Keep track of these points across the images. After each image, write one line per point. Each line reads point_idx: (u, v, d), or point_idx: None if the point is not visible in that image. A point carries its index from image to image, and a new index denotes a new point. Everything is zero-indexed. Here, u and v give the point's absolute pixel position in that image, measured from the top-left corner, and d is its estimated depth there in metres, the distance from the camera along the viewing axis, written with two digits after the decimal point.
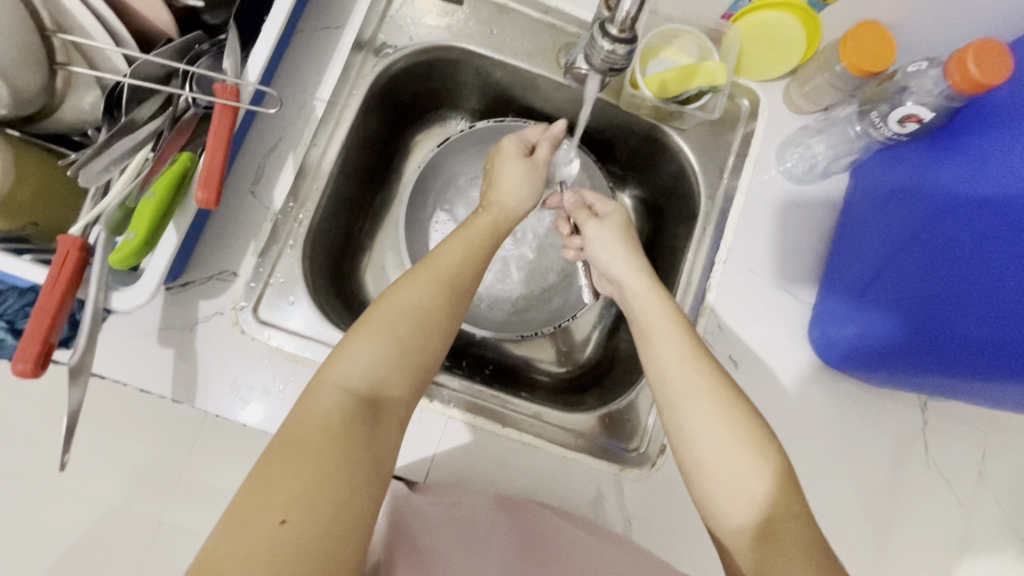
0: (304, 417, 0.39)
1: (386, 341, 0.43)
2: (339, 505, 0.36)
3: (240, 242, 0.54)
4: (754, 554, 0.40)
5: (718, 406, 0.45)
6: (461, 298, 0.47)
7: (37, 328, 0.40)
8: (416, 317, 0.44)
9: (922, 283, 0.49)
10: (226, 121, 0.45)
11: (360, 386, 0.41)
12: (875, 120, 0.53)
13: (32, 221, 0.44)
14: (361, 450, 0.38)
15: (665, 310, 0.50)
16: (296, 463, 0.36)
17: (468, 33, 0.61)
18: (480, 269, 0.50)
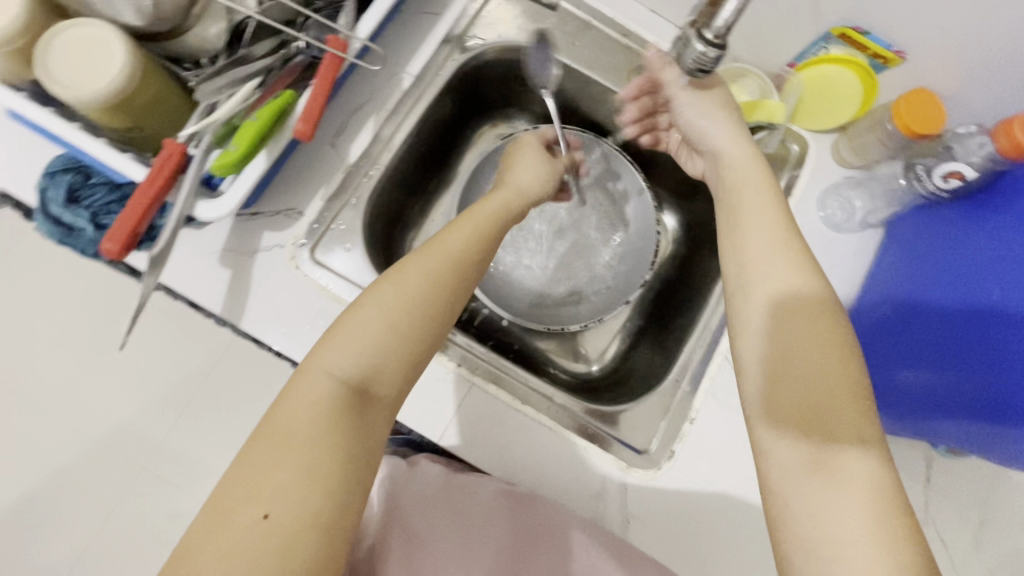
0: (292, 402, 0.40)
1: (377, 330, 0.43)
2: (327, 492, 0.37)
3: (312, 186, 0.58)
4: (869, 514, 0.38)
5: (812, 308, 0.44)
6: (460, 286, 0.48)
7: (131, 214, 0.43)
8: (414, 304, 0.45)
9: (945, 347, 0.51)
10: (332, 72, 0.49)
11: (349, 374, 0.42)
12: (920, 173, 0.57)
13: (139, 125, 0.49)
14: (346, 435, 0.40)
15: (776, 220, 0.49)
16: (287, 450, 0.38)
17: (550, 41, 0.66)
18: (484, 254, 0.51)
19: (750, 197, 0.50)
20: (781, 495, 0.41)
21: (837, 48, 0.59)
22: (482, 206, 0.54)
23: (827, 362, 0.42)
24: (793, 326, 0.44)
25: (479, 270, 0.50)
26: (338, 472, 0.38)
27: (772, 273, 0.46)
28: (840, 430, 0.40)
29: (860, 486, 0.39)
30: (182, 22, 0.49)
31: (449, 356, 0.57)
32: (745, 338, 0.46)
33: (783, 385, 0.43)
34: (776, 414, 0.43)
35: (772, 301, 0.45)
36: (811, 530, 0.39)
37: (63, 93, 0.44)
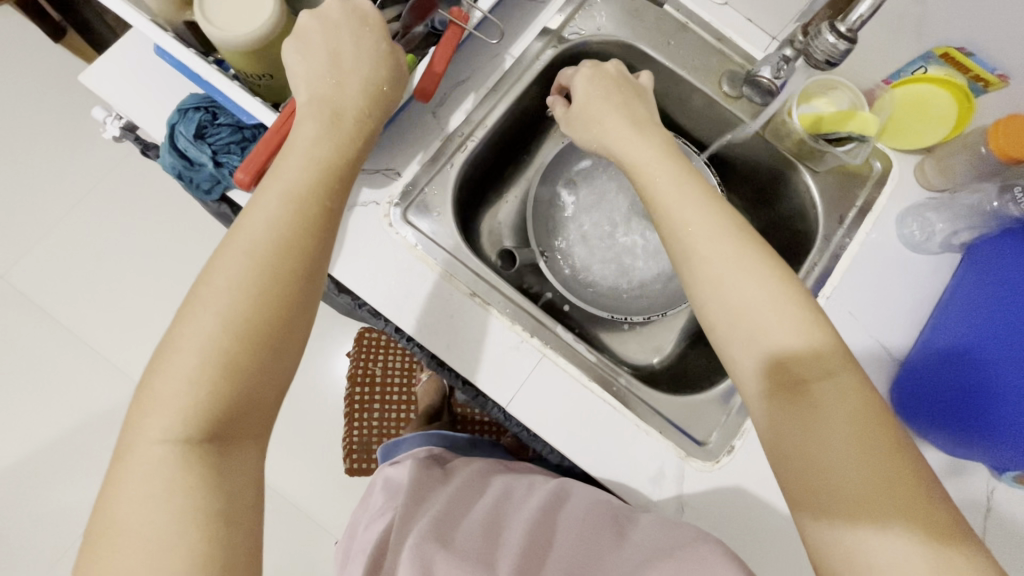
0: (130, 482, 0.38)
1: (188, 382, 0.39)
2: (204, 536, 0.37)
3: (412, 150, 0.61)
4: (872, 488, 0.38)
5: (766, 288, 0.44)
6: (299, 260, 0.43)
7: (263, 151, 0.48)
8: (236, 332, 0.40)
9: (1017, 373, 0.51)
10: (454, 40, 0.53)
11: (178, 432, 0.38)
12: (1019, 194, 0.56)
13: (270, 73, 0.52)
14: (211, 483, 0.38)
15: (707, 203, 0.48)
16: (139, 528, 0.36)
17: (647, 38, 0.69)
18: (320, 217, 0.45)
19: (697, 224, 0.47)
20: (801, 508, 0.41)
21: (936, 69, 0.60)
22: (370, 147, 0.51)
23: (804, 345, 0.42)
24: (750, 309, 0.44)
25: (309, 230, 0.44)
26: (208, 517, 0.37)
27: (737, 292, 0.45)
28: (829, 406, 0.41)
29: (861, 471, 0.38)
30: None
31: (523, 325, 0.59)
32: (731, 351, 0.45)
33: (786, 415, 0.42)
34: (793, 449, 0.41)
35: (775, 333, 0.43)
36: (837, 538, 0.38)
37: (213, 31, 0.47)
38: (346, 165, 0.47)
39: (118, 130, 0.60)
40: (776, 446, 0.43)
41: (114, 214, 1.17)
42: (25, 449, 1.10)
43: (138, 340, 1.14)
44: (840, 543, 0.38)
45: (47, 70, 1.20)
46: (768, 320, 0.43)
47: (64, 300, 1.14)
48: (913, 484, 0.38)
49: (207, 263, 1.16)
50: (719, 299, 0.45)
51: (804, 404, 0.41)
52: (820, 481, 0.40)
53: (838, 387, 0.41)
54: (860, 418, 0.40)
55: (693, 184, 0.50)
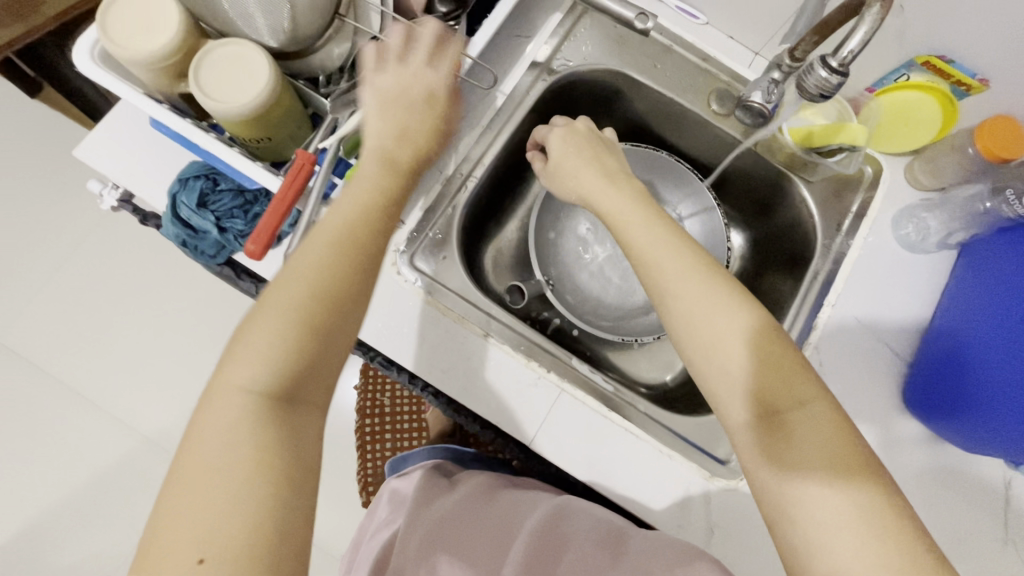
0: (210, 423, 0.40)
1: (265, 344, 0.41)
2: (268, 495, 0.38)
3: (413, 196, 0.61)
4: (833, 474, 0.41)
5: (735, 313, 0.46)
6: (371, 241, 0.45)
7: (271, 219, 0.47)
8: (319, 298, 0.42)
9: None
10: (452, 89, 0.55)
11: (263, 382, 0.41)
12: (1012, 197, 0.59)
13: (268, 136, 0.52)
14: (278, 439, 0.40)
15: (675, 241, 0.50)
16: (205, 475, 0.38)
17: (633, 63, 0.69)
18: (387, 214, 0.47)
19: (671, 270, 0.48)
20: (768, 495, 0.43)
21: (918, 76, 0.61)
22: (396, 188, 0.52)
23: (772, 357, 0.45)
24: (720, 330, 0.46)
25: (386, 222, 0.46)
26: (270, 472, 0.39)
27: (713, 327, 0.46)
28: (790, 405, 0.43)
29: (820, 459, 0.41)
30: (313, 43, 0.52)
31: (540, 362, 0.60)
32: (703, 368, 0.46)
33: (761, 447, 0.43)
34: (768, 479, 0.43)
35: (747, 375, 0.44)
36: (801, 523, 0.40)
37: (212, 108, 0.47)
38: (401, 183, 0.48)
39: (116, 200, 0.59)
40: (753, 476, 0.44)
41: (107, 269, 1.16)
42: (36, 515, 1.08)
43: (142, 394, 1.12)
44: (803, 530, 0.40)
45: (25, 130, 1.18)
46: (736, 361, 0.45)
47: (63, 360, 1.13)
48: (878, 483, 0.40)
49: (206, 311, 1.15)
50: (689, 335, 0.47)
51: (779, 435, 0.43)
52: (787, 468, 0.42)
53: (808, 393, 0.44)
54: (822, 420, 0.42)
55: (660, 230, 0.51)
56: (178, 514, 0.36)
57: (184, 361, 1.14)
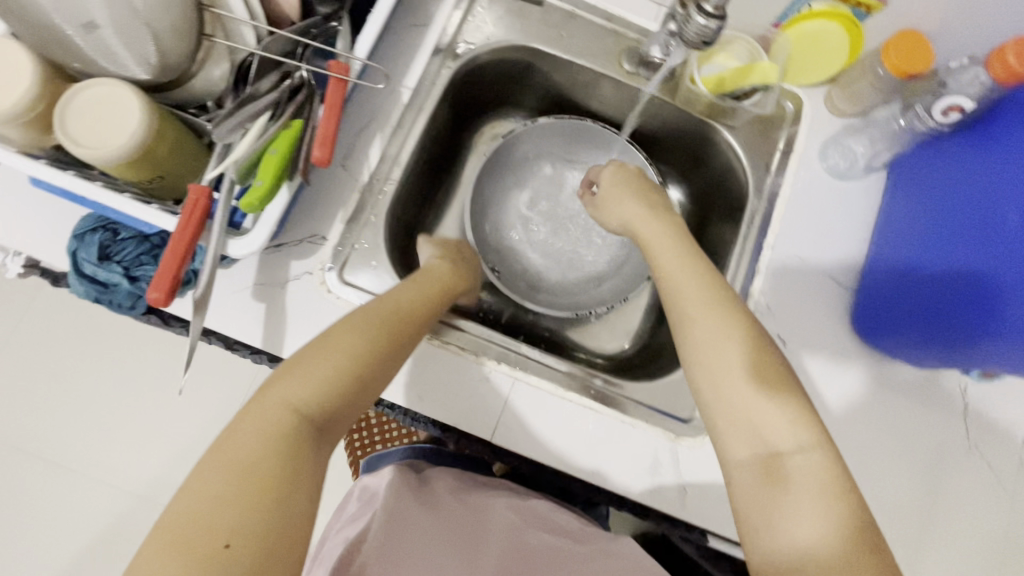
0: (239, 431, 0.40)
1: (315, 379, 0.44)
2: (282, 501, 0.38)
3: (332, 210, 0.59)
4: (814, 510, 0.42)
5: (727, 330, 0.48)
6: (409, 330, 0.51)
7: (169, 264, 0.44)
8: (373, 354, 0.47)
9: (976, 266, 0.52)
10: (340, 94, 0.51)
11: (308, 403, 0.43)
12: (920, 112, 0.58)
13: (160, 174, 0.49)
14: (310, 458, 0.40)
15: (687, 257, 0.53)
16: (237, 475, 0.37)
17: (538, 35, 0.67)
18: (430, 313, 0.54)
19: (683, 286, 0.51)
20: (746, 513, 0.44)
21: (819, 4, 0.61)
22: (428, 275, 0.57)
23: (761, 382, 0.46)
24: (717, 345, 0.48)
25: (427, 322, 0.53)
26: (292, 480, 0.39)
27: (710, 344, 0.48)
28: (771, 437, 0.45)
29: (803, 480, 0.43)
30: (188, 67, 0.49)
31: (489, 356, 0.59)
32: (704, 386, 0.48)
33: (755, 482, 0.44)
34: (758, 516, 0.43)
35: (746, 402, 0.46)
36: (773, 548, 0.42)
37: (85, 154, 0.45)
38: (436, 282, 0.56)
39: (21, 267, 0.55)
40: (744, 514, 0.44)
41: None
42: None
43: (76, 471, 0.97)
44: (778, 552, 0.42)
45: None
46: (765, 413, 0.45)
47: None
48: (852, 516, 0.41)
49: None
50: (699, 346, 0.49)
51: (779, 479, 0.43)
52: (773, 498, 0.43)
53: (790, 425, 0.45)
54: (795, 451, 0.44)
55: (689, 270, 0.52)
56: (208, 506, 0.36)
57: (120, 426, 0.99)
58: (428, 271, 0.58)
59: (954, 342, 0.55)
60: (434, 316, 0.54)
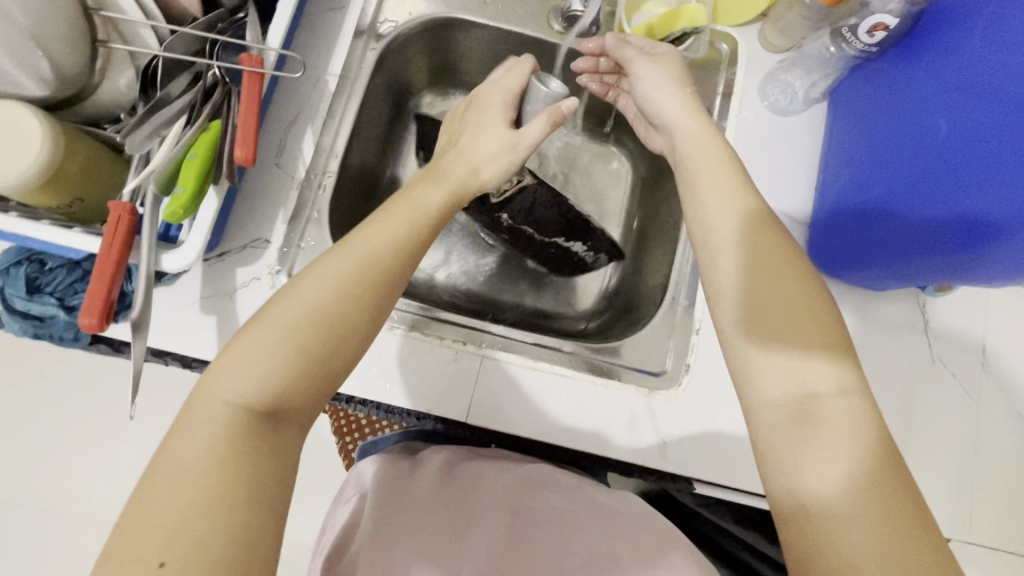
0: (184, 434, 0.37)
1: (264, 356, 0.40)
2: (237, 507, 0.35)
3: (271, 211, 0.57)
4: (851, 448, 0.39)
5: (762, 257, 0.46)
6: (381, 287, 0.44)
7: (98, 287, 0.42)
8: (331, 318, 0.42)
9: (915, 179, 0.51)
10: (256, 89, 0.48)
11: (250, 395, 0.39)
12: (846, 35, 0.57)
13: (79, 196, 0.47)
14: (261, 453, 0.38)
15: (720, 174, 0.49)
16: (178, 484, 0.35)
17: (462, 4, 0.65)
18: (412, 259, 0.47)
19: (715, 209, 0.48)
20: (773, 450, 0.41)
21: None
22: (408, 196, 0.50)
23: (801, 315, 0.43)
24: (764, 271, 0.45)
25: (406, 272, 0.46)
26: (243, 486, 0.36)
27: (748, 273, 0.45)
28: (809, 376, 0.42)
29: (839, 421, 0.40)
30: (89, 79, 0.47)
31: (453, 337, 0.59)
32: (728, 316, 0.46)
33: (784, 429, 0.41)
34: (783, 459, 0.41)
35: (780, 337, 0.43)
36: (803, 484, 0.39)
37: None
38: (415, 213, 0.49)
39: None
40: (771, 454, 0.41)
41: None
42: None
43: (58, 517, 0.94)
44: (800, 488, 0.39)
45: None
46: (813, 370, 0.42)
47: None
48: (887, 458, 0.39)
49: None
50: (733, 281, 0.46)
51: (813, 429, 0.40)
52: (806, 434, 0.40)
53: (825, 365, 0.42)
54: (830, 393, 0.41)
55: (741, 200, 0.48)
56: (156, 508, 0.34)
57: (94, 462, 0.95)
58: (412, 195, 0.51)
59: (904, 257, 0.54)
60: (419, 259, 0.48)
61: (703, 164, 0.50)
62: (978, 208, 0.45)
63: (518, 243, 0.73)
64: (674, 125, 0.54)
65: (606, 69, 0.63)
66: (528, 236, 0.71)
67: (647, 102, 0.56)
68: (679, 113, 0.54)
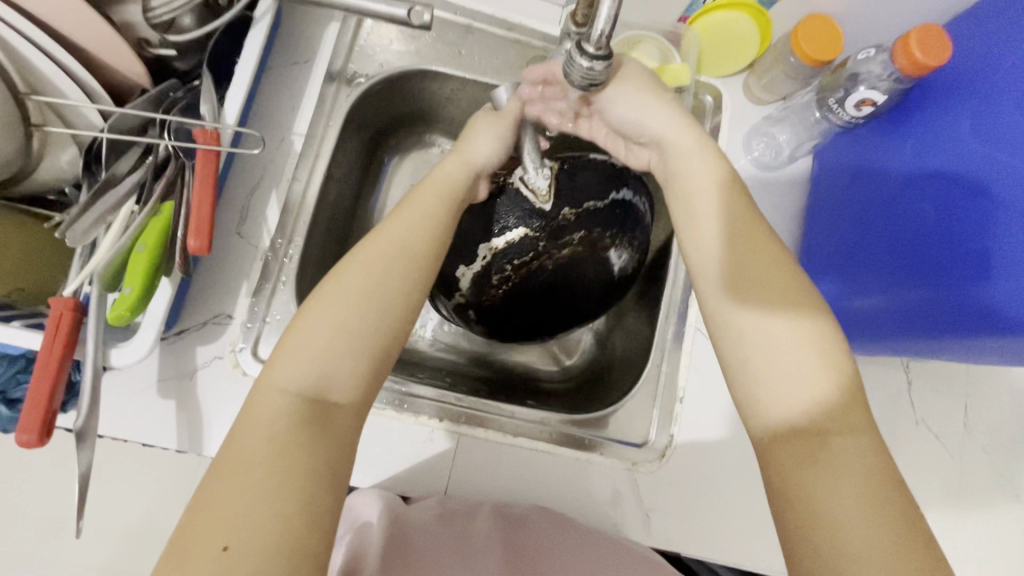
0: (250, 421, 0.39)
1: (316, 342, 0.41)
2: (305, 485, 0.36)
3: (233, 283, 0.54)
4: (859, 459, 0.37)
5: (772, 245, 0.45)
6: (415, 262, 0.46)
7: (38, 396, 0.39)
8: (373, 301, 0.43)
9: (896, 255, 0.50)
10: (211, 166, 0.45)
11: (305, 387, 0.40)
12: (833, 106, 0.56)
13: (18, 285, 0.44)
14: (321, 439, 0.39)
15: (721, 195, 0.47)
16: (242, 474, 0.36)
17: (436, 55, 0.62)
18: (445, 233, 0.49)
19: (719, 223, 0.46)
20: (775, 472, 0.39)
21: None
22: (429, 179, 0.51)
23: (800, 328, 0.41)
24: (771, 283, 0.43)
25: (439, 245, 0.48)
26: (305, 466, 0.37)
27: (754, 269, 0.44)
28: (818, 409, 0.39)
29: (846, 451, 0.38)
30: (26, 160, 0.43)
31: (427, 415, 0.56)
32: (726, 317, 0.44)
33: (791, 457, 0.39)
34: (794, 483, 0.38)
35: (797, 350, 0.41)
36: (809, 505, 0.37)
37: None
38: (438, 190, 0.49)
39: None
40: (780, 476, 0.39)
41: None
42: None
43: None
44: (808, 508, 0.37)
45: None
46: (800, 360, 0.41)
47: None
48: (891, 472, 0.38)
49: None
50: (738, 280, 0.44)
51: (822, 458, 0.37)
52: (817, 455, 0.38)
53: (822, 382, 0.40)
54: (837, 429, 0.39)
55: (724, 212, 0.47)
56: (215, 500, 0.35)
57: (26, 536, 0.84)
58: (436, 171, 0.52)
59: (880, 332, 0.53)
60: (450, 232, 0.49)
61: (695, 234, 0.48)
62: (956, 298, 0.44)
63: (601, 229, 0.55)
64: (669, 142, 0.50)
65: (538, 116, 0.53)
66: (596, 208, 0.55)
67: (627, 123, 0.50)
68: (676, 137, 0.50)
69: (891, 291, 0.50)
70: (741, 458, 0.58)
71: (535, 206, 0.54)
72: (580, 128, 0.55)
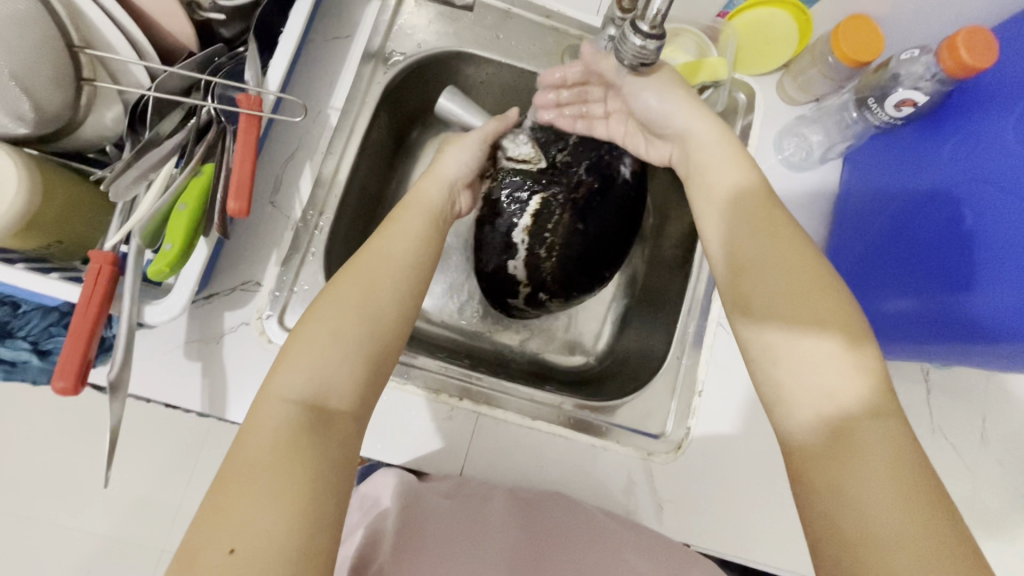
0: (249, 432, 0.37)
1: (320, 343, 0.41)
2: (312, 482, 0.35)
3: (264, 252, 0.54)
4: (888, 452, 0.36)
5: (795, 251, 0.44)
6: (407, 276, 0.47)
7: (74, 346, 0.40)
8: (371, 308, 0.44)
9: (935, 261, 0.50)
10: (251, 134, 0.45)
11: (306, 394, 0.39)
12: (872, 106, 0.56)
13: (58, 238, 0.44)
14: (325, 443, 0.38)
15: (756, 202, 0.48)
16: (247, 478, 0.34)
17: (473, 38, 0.63)
18: (434, 253, 0.50)
19: (741, 234, 0.47)
20: (801, 469, 0.39)
21: None
22: (420, 203, 0.52)
23: (827, 325, 0.41)
24: (797, 292, 0.43)
25: (428, 263, 0.49)
26: (310, 460, 0.36)
27: (774, 278, 0.44)
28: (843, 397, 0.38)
29: (876, 442, 0.36)
30: (73, 115, 0.43)
31: (448, 393, 0.56)
32: (751, 324, 0.44)
33: (819, 448, 0.38)
34: (818, 479, 0.37)
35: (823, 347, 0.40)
36: (838, 501, 0.36)
37: None
38: (425, 212, 0.51)
39: None
40: (809, 474, 0.38)
41: None
42: None
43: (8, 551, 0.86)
44: (836, 505, 0.36)
45: None
46: (819, 348, 0.40)
47: None
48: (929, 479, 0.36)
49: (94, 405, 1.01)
50: (763, 289, 0.44)
51: (850, 445, 0.37)
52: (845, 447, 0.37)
53: (851, 376, 0.39)
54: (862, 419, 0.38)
55: (740, 220, 0.47)
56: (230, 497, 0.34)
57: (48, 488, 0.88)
58: (419, 196, 0.53)
59: (913, 339, 0.52)
60: (437, 252, 0.51)
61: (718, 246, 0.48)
62: (1005, 304, 0.43)
63: (593, 154, 0.59)
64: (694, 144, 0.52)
65: (565, 96, 0.57)
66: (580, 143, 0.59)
67: (653, 113, 0.54)
68: (709, 135, 0.51)
69: (931, 297, 0.50)
70: (757, 455, 0.58)
71: (534, 170, 0.58)
72: (607, 118, 0.59)
